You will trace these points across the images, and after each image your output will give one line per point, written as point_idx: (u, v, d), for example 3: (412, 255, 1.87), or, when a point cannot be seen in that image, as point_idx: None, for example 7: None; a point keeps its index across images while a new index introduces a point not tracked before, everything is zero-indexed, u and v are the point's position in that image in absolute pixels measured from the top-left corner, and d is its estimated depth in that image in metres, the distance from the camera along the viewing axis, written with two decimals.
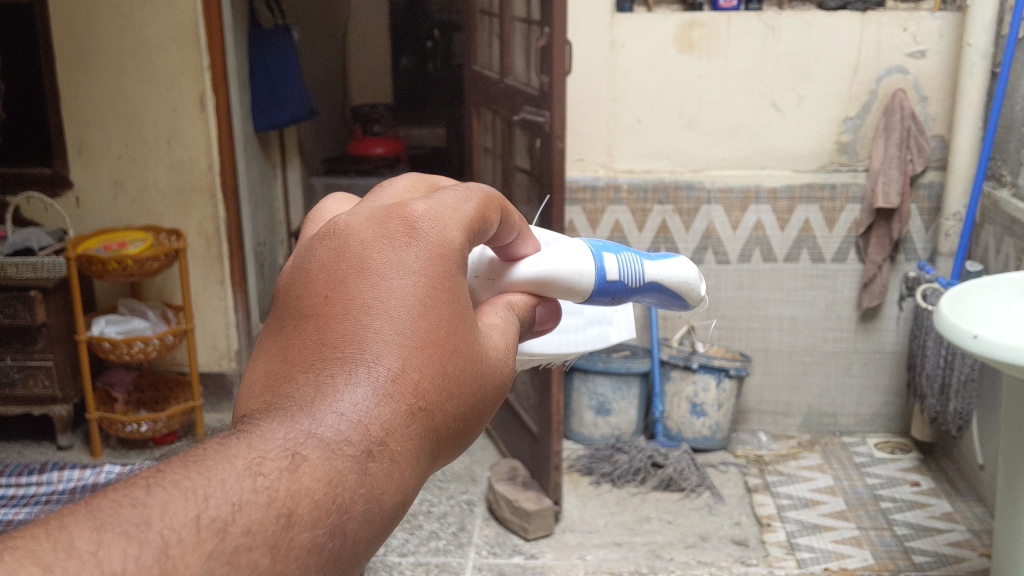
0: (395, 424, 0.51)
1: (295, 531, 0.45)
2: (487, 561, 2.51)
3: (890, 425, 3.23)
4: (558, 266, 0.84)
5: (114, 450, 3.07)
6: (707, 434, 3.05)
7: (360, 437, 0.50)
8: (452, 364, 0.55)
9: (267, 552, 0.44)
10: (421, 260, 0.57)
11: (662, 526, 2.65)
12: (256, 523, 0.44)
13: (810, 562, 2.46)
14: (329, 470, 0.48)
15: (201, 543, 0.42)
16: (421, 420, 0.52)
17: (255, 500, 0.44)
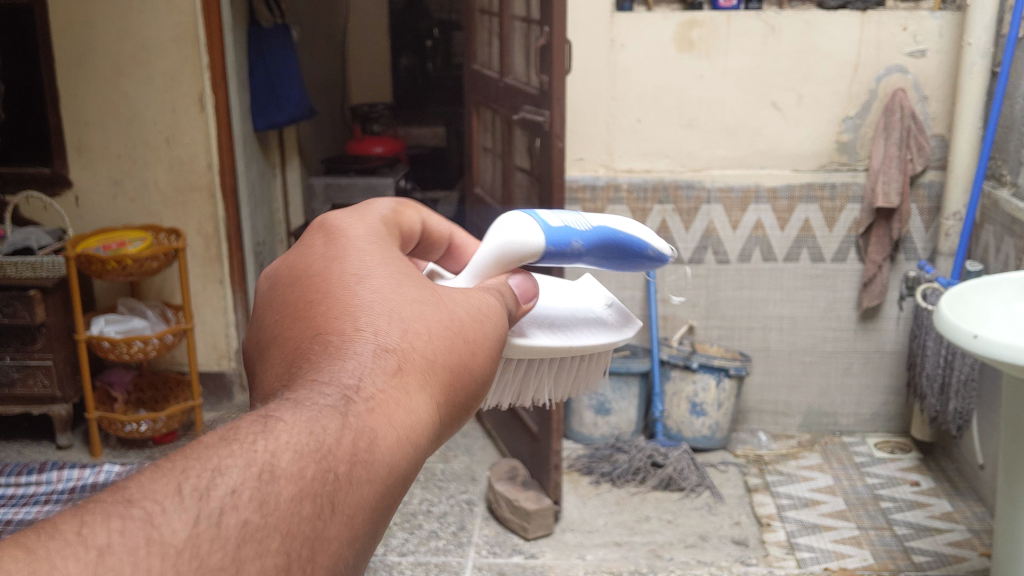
0: (380, 368, 0.39)
1: (286, 483, 0.33)
2: (486, 560, 2.51)
3: (889, 425, 3.23)
4: (506, 238, 0.73)
5: (114, 449, 3.06)
6: (707, 433, 3.05)
7: (330, 387, 0.38)
8: (418, 293, 0.45)
9: (276, 521, 0.33)
10: (360, 250, 0.48)
11: (662, 526, 2.65)
12: (251, 489, 0.33)
13: (810, 562, 2.46)
14: (306, 421, 0.36)
15: (197, 523, 0.31)
16: (416, 363, 0.41)
17: (238, 458, 0.33)
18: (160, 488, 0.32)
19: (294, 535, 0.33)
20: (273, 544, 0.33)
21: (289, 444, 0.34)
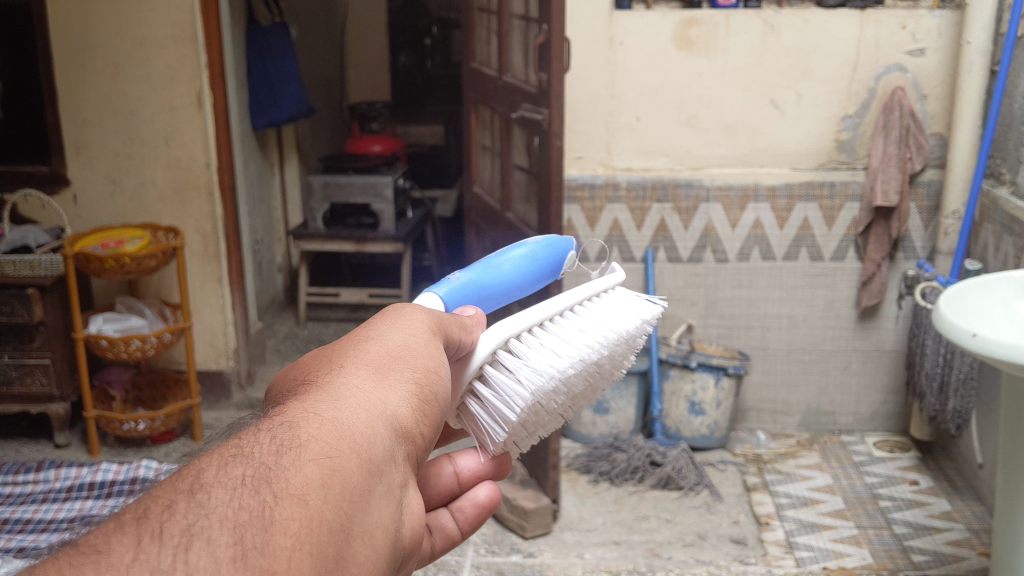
0: (299, 435, 0.57)
1: (214, 500, 0.50)
2: (485, 559, 2.50)
3: (889, 424, 3.22)
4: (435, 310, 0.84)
5: (112, 448, 3.06)
6: (705, 433, 3.05)
7: (251, 430, 0.58)
8: (336, 391, 0.64)
9: (213, 517, 0.49)
10: (313, 370, 0.68)
11: (660, 525, 2.65)
12: (183, 503, 0.49)
13: (808, 561, 2.46)
14: (241, 463, 0.54)
15: (141, 540, 0.47)
16: (331, 433, 0.59)
17: (169, 491, 0.50)
18: (107, 535, 0.47)
19: (236, 514, 0.50)
20: (218, 526, 0.49)
21: (217, 463, 0.53)
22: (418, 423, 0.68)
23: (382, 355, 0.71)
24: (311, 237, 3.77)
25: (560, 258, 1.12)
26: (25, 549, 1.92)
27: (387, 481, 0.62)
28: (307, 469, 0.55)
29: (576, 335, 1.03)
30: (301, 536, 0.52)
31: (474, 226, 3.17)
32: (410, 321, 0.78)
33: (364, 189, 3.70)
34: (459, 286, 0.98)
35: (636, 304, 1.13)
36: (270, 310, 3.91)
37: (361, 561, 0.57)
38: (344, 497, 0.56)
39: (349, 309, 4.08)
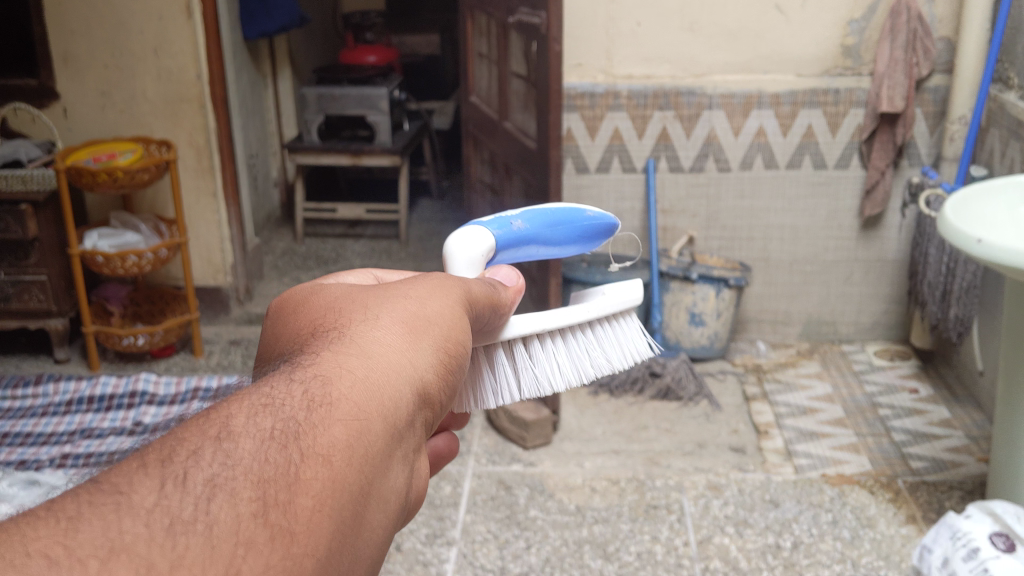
0: (331, 390, 0.61)
1: (244, 451, 0.54)
2: (486, 468, 2.52)
3: (890, 333, 3.22)
4: (470, 282, 0.85)
5: (112, 364, 3.06)
6: (706, 343, 3.05)
7: (284, 376, 0.61)
8: (372, 346, 0.67)
9: (236, 470, 0.53)
10: (349, 312, 0.71)
11: (659, 434, 2.66)
12: (207, 451, 0.53)
13: (807, 468, 2.47)
14: (273, 415, 0.57)
15: (163, 485, 0.50)
16: (361, 392, 0.62)
17: (196, 434, 0.54)
18: (129, 473, 0.50)
19: (263, 470, 0.54)
20: (244, 480, 0.52)
21: (249, 413, 0.56)
22: (441, 384, 0.71)
23: (415, 308, 0.74)
24: (306, 150, 3.71)
25: (590, 236, 1.23)
26: (27, 462, 1.94)
27: (405, 443, 0.66)
28: (335, 427, 0.59)
29: (581, 357, 1.20)
30: (322, 497, 0.56)
31: (472, 137, 3.12)
32: (441, 279, 0.81)
33: (359, 101, 3.64)
34: (505, 235, 1.11)
35: (639, 337, 1.27)
36: (267, 226, 3.88)
37: (373, 522, 0.62)
38: (365, 461, 0.60)
39: (347, 224, 4.06)
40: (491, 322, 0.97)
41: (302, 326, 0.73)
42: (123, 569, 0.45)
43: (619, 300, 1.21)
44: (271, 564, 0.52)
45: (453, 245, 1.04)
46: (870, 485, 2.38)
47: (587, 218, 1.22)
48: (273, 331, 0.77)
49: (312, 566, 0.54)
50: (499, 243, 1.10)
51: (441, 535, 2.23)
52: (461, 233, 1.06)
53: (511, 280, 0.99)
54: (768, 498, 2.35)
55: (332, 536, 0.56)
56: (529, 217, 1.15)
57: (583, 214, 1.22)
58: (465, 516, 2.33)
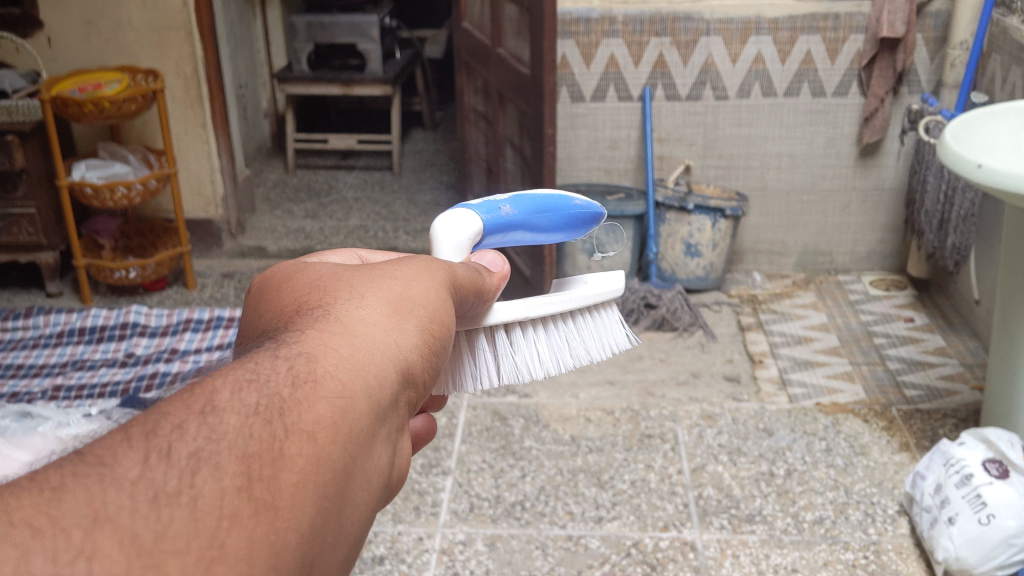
0: (316, 366, 0.57)
1: (227, 425, 0.49)
2: (481, 399, 2.52)
3: (886, 263, 3.21)
4: (456, 265, 0.82)
5: (104, 297, 3.03)
6: (701, 274, 3.04)
7: (267, 353, 0.57)
8: (358, 323, 0.63)
9: (222, 444, 0.48)
10: (332, 288, 0.67)
11: (654, 365, 2.66)
12: (193, 423, 0.48)
13: (801, 397, 2.48)
14: (256, 389, 0.53)
15: (147, 457, 0.45)
16: (347, 370, 0.58)
17: (179, 407, 0.49)
18: (112, 445, 0.46)
19: (247, 444, 0.49)
20: (229, 454, 0.48)
21: (232, 388, 0.52)
22: (426, 366, 0.67)
23: (402, 287, 0.69)
24: (296, 80, 3.63)
25: (580, 225, 1.16)
26: (19, 394, 1.93)
27: (389, 425, 0.62)
28: (320, 404, 0.55)
29: (561, 347, 1.13)
30: (307, 474, 0.52)
31: (465, 66, 3.07)
32: (428, 260, 0.77)
33: (349, 29, 3.57)
34: (493, 220, 1.05)
35: (619, 328, 1.20)
36: (258, 158, 3.84)
37: (357, 506, 0.58)
38: (351, 440, 0.56)
39: (339, 156, 4.01)
40: (472, 310, 0.93)
41: (283, 301, 0.68)
42: (105, 543, 0.42)
43: (603, 291, 1.13)
44: (254, 541, 0.48)
45: (439, 228, 0.99)
46: (864, 414, 2.38)
47: (577, 204, 1.14)
48: (250, 310, 0.72)
49: (294, 544, 0.50)
50: (486, 229, 1.04)
51: (436, 465, 2.24)
52: (448, 216, 1.00)
53: (495, 265, 0.94)
54: (762, 427, 2.35)
55: (316, 515, 0.52)
56: (519, 203, 1.08)
57: (574, 201, 1.14)
58: (460, 446, 2.33)
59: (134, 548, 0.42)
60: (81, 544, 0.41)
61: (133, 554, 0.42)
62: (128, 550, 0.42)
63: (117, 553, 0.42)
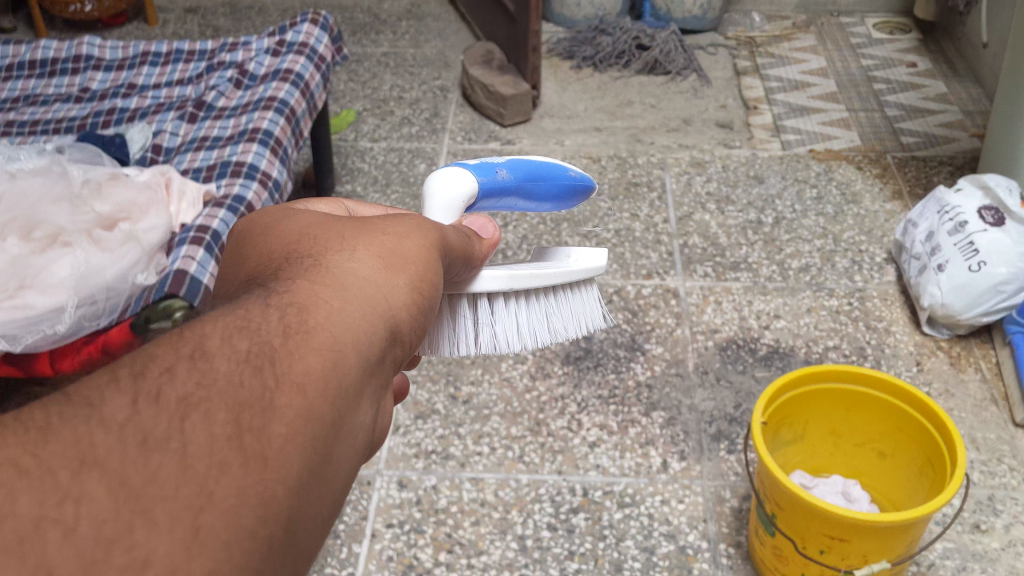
0: (306, 320, 0.57)
1: (219, 372, 0.49)
2: (463, 146, 2.40)
3: (891, 5, 3.03)
4: (443, 226, 0.77)
5: (60, 33, 2.85)
6: (697, 14, 2.87)
7: (257, 301, 0.57)
8: (345, 276, 0.63)
9: (212, 391, 0.48)
10: (317, 244, 0.67)
11: (644, 111, 2.55)
12: (183, 367, 0.48)
13: (795, 145, 2.38)
14: (246, 341, 0.53)
15: (135, 401, 0.45)
16: (337, 323, 0.58)
17: (167, 352, 0.49)
18: (99, 386, 0.46)
19: (238, 391, 0.49)
20: (218, 401, 0.48)
21: (222, 334, 0.52)
22: (411, 326, 0.67)
23: (391, 245, 0.69)
24: None
25: (569, 197, 1.08)
26: None
27: (374, 383, 0.62)
28: (312, 356, 0.55)
29: (542, 323, 1.00)
30: (297, 426, 0.51)
31: None
32: (418, 217, 0.76)
33: None
34: (488, 184, 0.96)
35: (599, 310, 1.08)
36: None
37: (345, 462, 0.57)
38: (340, 393, 0.56)
39: None
40: (459, 277, 0.87)
41: (269, 254, 0.68)
42: (90, 484, 0.42)
43: (589, 265, 1.01)
44: (246, 489, 0.46)
45: (435, 185, 0.91)
46: (858, 162, 2.30)
47: (570, 176, 1.06)
48: (234, 263, 0.72)
49: (284, 496, 0.49)
50: (479, 192, 0.95)
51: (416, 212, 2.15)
52: (445, 172, 0.92)
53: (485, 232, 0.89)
54: (752, 175, 2.28)
55: (307, 469, 0.51)
56: (516, 167, 1.00)
57: (568, 172, 1.06)
58: None
59: (123, 492, 0.42)
60: (68, 486, 0.41)
61: (120, 497, 0.42)
62: (116, 493, 0.42)
63: (106, 496, 0.42)
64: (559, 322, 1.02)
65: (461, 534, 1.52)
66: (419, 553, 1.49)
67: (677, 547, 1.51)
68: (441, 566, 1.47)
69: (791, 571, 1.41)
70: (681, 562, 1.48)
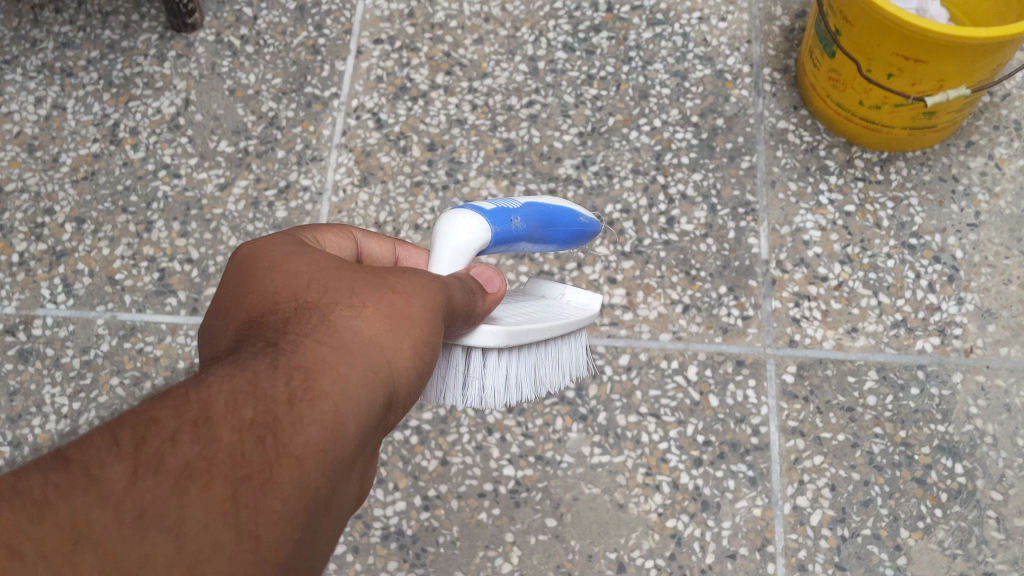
0: (322, 371, 0.45)
1: (227, 442, 0.39)
2: None
3: None
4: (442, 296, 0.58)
5: None
6: None
7: (266, 352, 0.45)
8: (359, 320, 0.50)
9: (216, 464, 0.38)
10: (325, 282, 0.53)
11: None
12: (187, 434, 0.38)
13: None
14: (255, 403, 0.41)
15: (135, 473, 0.36)
16: (352, 372, 0.46)
17: (170, 411, 0.39)
18: (97, 448, 0.37)
19: (240, 463, 0.39)
20: (222, 474, 0.38)
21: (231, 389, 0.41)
22: (412, 392, 0.53)
23: (403, 301, 0.54)
24: None
25: (569, 240, 0.90)
26: None
27: (370, 450, 0.49)
28: (324, 424, 0.43)
29: (529, 380, 0.78)
30: (297, 507, 0.41)
31: None
32: (438, 277, 0.60)
33: None
34: (502, 238, 0.75)
35: (583, 363, 0.88)
36: None
37: (326, 545, 0.46)
38: (340, 475, 0.44)
39: None
40: (448, 335, 0.66)
41: (271, 287, 0.54)
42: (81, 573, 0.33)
43: (585, 309, 0.83)
44: None
45: (452, 225, 0.71)
46: None
47: (578, 222, 0.88)
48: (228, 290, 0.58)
49: None
50: (490, 245, 0.74)
51: None
52: (460, 217, 0.71)
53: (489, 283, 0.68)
54: None
55: (292, 558, 0.41)
56: (530, 214, 0.79)
57: (580, 216, 0.89)
58: None
59: None
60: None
61: None
62: None
63: None
64: (543, 374, 0.80)
65: (461, 55, 1.30)
66: (413, 74, 1.28)
67: (713, 71, 1.30)
68: (439, 90, 1.27)
69: (845, 99, 1.20)
70: (716, 90, 1.29)
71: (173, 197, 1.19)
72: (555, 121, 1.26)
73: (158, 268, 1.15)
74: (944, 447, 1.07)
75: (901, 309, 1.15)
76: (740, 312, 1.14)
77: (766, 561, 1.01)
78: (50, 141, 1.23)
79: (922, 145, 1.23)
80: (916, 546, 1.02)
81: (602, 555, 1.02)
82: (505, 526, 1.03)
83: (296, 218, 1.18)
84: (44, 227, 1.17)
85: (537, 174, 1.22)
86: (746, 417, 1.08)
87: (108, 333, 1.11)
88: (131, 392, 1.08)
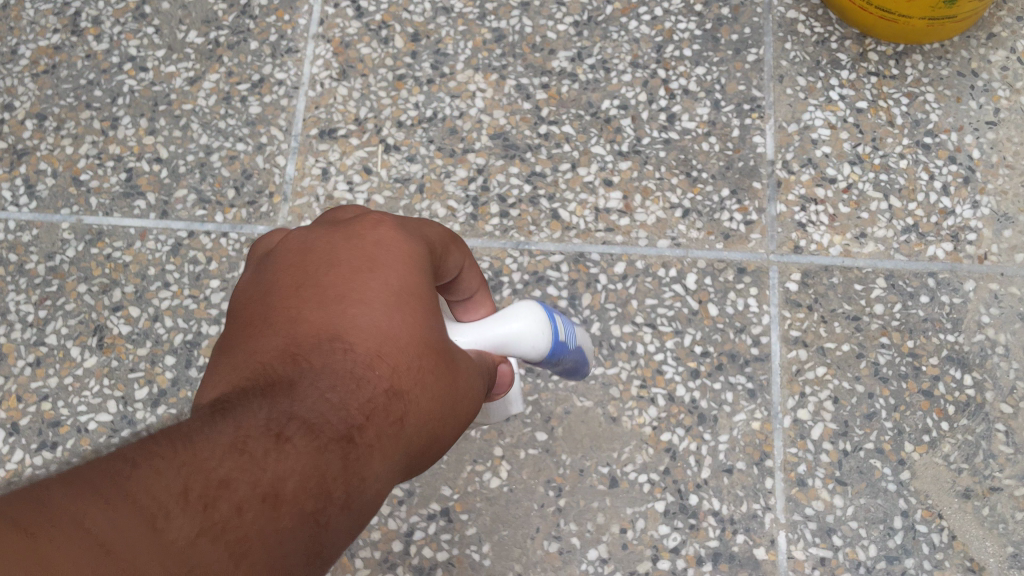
0: (367, 471, 0.44)
1: (277, 536, 0.37)
2: None
3: None
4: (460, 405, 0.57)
5: None
6: None
7: (332, 422, 0.43)
8: (415, 410, 0.48)
9: (261, 557, 0.36)
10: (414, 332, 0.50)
11: None
12: (254, 515, 0.36)
13: None
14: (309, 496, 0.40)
15: (198, 537, 0.34)
16: (381, 480, 0.45)
17: (247, 480, 0.37)
18: (168, 489, 0.34)
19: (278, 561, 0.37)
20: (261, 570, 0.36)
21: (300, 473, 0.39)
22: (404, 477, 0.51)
23: (449, 413, 0.52)
24: None
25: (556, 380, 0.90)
26: None
27: None
28: (343, 531, 0.42)
29: None
30: None
31: None
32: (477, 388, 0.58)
33: None
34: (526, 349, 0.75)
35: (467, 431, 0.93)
36: None
37: None
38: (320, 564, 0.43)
39: None
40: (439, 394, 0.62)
41: (363, 292, 0.49)
42: None
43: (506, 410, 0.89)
44: None
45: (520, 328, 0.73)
46: None
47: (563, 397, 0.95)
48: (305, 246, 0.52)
49: None
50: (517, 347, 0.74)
51: None
52: (533, 328, 0.74)
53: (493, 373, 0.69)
54: None
55: None
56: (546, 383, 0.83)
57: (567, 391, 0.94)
58: None
59: None
60: None
61: None
62: None
63: None
64: None
65: None
66: None
67: None
68: None
69: None
70: None
71: (140, 92, 1.12)
72: (549, 10, 1.17)
73: (125, 168, 1.08)
74: (953, 358, 1.02)
75: (913, 214, 1.08)
76: (743, 217, 1.08)
77: (764, 476, 0.97)
78: (7, 31, 1.15)
79: (937, 36, 1.14)
80: (921, 461, 0.98)
81: (593, 469, 0.98)
82: (493, 440, 0.99)
83: (270, 115, 1.11)
84: (3, 123, 1.11)
85: (529, 68, 1.14)
86: (747, 327, 1.03)
87: (74, 238, 1.05)
88: (100, 300, 1.02)
